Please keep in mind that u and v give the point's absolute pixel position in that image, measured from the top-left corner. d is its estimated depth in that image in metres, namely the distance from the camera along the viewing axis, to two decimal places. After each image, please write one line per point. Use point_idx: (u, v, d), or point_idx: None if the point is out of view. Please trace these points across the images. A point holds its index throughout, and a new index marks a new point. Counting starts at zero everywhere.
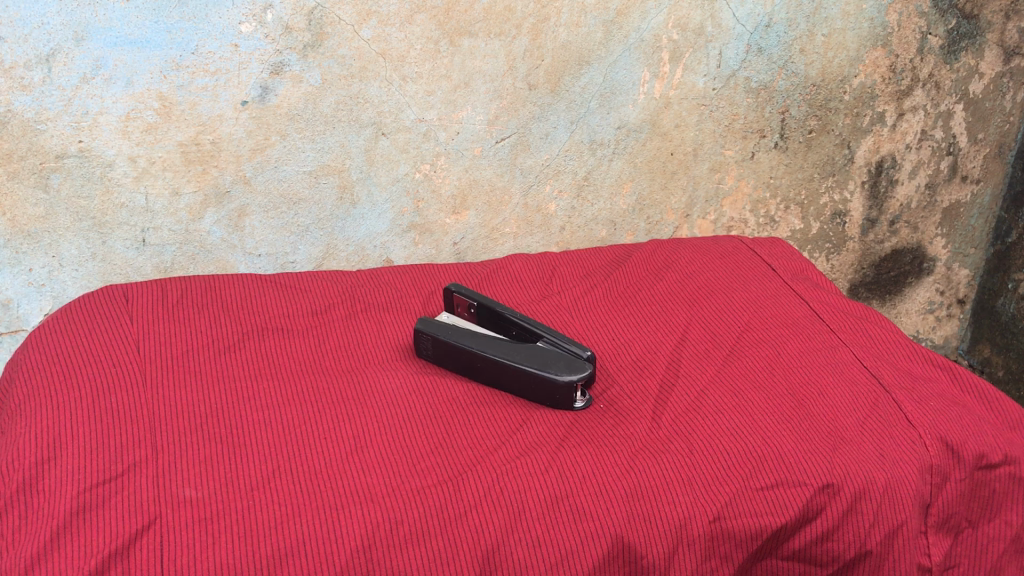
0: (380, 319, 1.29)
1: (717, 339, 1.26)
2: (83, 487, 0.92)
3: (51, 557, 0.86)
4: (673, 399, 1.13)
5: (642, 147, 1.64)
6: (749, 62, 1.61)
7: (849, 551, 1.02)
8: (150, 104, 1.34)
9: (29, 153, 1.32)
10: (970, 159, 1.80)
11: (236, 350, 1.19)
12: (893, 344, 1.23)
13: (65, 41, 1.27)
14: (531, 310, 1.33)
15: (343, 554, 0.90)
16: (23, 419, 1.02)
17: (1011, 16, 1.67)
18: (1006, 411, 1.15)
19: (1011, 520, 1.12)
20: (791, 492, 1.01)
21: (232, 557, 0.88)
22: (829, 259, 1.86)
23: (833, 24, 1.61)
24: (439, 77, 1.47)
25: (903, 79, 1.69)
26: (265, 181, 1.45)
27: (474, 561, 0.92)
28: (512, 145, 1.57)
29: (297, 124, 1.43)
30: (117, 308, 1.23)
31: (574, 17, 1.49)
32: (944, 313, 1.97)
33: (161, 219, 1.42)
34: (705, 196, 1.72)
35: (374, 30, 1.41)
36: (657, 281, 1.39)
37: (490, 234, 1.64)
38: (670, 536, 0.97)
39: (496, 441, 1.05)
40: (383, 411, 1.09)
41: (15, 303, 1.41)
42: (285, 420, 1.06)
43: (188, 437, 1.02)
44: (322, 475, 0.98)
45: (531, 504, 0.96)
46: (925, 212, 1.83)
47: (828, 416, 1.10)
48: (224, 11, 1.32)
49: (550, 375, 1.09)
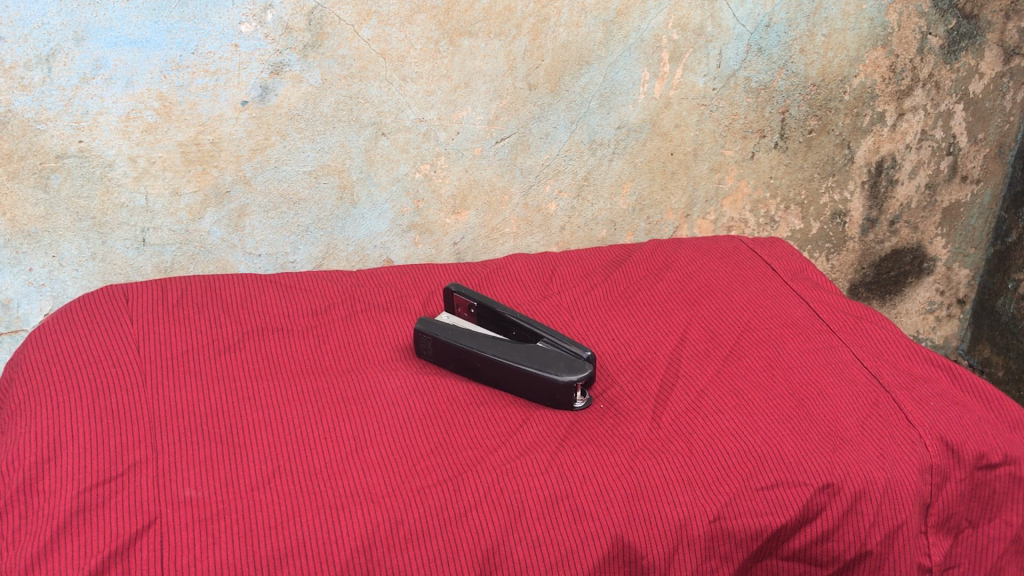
0: (380, 319, 1.29)
1: (718, 339, 1.26)
2: (83, 487, 0.92)
3: (51, 558, 0.86)
4: (673, 399, 1.13)
5: (642, 148, 1.64)
6: (749, 62, 1.61)
7: (849, 551, 1.02)
8: (150, 104, 1.34)
9: (30, 153, 1.31)
10: (970, 159, 1.80)
11: (236, 350, 1.19)
12: (893, 343, 1.23)
13: (65, 41, 1.27)
14: (531, 310, 1.33)
15: (343, 554, 0.90)
16: (23, 419, 1.02)
17: (1011, 16, 1.67)
18: (1006, 411, 1.15)
19: (1011, 520, 1.11)
20: (791, 492, 1.01)
21: (232, 557, 0.88)
22: (829, 259, 1.86)
23: (833, 24, 1.61)
24: (439, 76, 1.47)
25: (903, 79, 1.69)
26: (265, 181, 1.45)
27: (474, 561, 0.92)
28: (512, 145, 1.57)
29: (297, 124, 1.43)
30: (117, 308, 1.23)
31: (574, 17, 1.50)
32: (944, 313, 1.97)
33: (161, 219, 1.42)
34: (705, 196, 1.72)
35: (374, 30, 1.41)
36: (657, 281, 1.39)
37: (490, 234, 1.64)
38: (671, 536, 0.97)
39: (496, 441, 1.05)
40: (383, 411, 1.09)
41: (15, 303, 1.41)
42: (285, 420, 1.06)
43: (188, 437, 1.02)
44: (322, 476, 0.98)
45: (530, 504, 0.96)
46: (925, 212, 1.83)
47: (827, 416, 1.10)
48: (224, 11, 1.32)
49: (550, 375, 1.09)
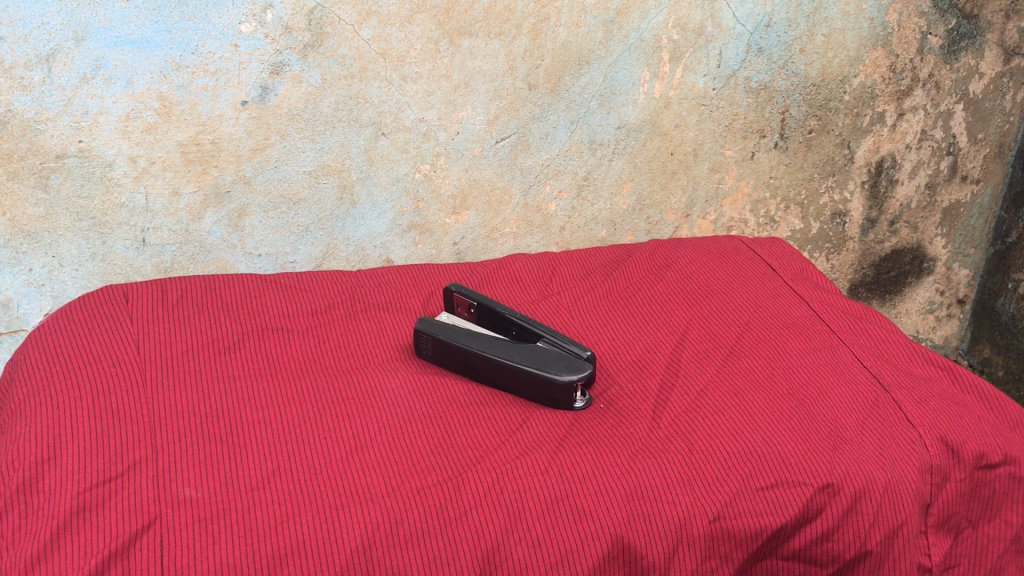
0: (380, 318, 1.29)
1: (718, 339, 1.25)
2: (83, 487, 0.92)
3: (51, 557, 0.86)
4: (673, 399, 1.13)
5: (642, 148, 1.64)
6: (749, 63, 1.61)
7: (849, 551, 1.02)
8: (150, 104, 1.34)
9: (29, 153, 1.31)
10: (970, 158, 1.80)
11: (236, 350, 1.19)
12: (893, 343, 1.23)
13: (65, 41, 1.27)
14: (530, 309, 1.33)
15: (343, 554, 0.90)
16: (24, 419, 1.02)
17: (1011, 16, 1.67)
18: (1006, 411, 1.15)
19: (1011, 520, 1.11)
20: (791, 492, 1.01)
21: (232, 557, 0.87)
22: (829, 259, 1.86)
23: (833, 24, 1.61)
24: (439, 76, 1.47)
25: (904, 79, 1.69)
26: (265, 181, 1.45)
27: (474, 561, 0.92)
28: (512, 145, 1.57)
29: (297, 124, 1.43)
30: (117, 308, 1.23)
31: (574, 17, 1.49)
32: (944, 313, 1.97)
33: (161, 219, 1.42)
34: (705, 196, 1.72)
35: (375, 30, 1.41)
36: (657, 281, 1.39)
37: (490, 234, 1.64)
38: (671, 536, 0.97)
39: (496, 441, 1.05)
40: (384, 411, 1.09)
41: (15, 303, 1.41)
42: (286, 420, 1.06)
43: (189, 437, 1.02)
44: (323, 476, 0.98)
45: (531, 504, 0.96)
46: (925, 212, 1.83)
47: (827, 416, 1.10)
48: (224, 11, 1.32)
49: (550, 375, 1.09)
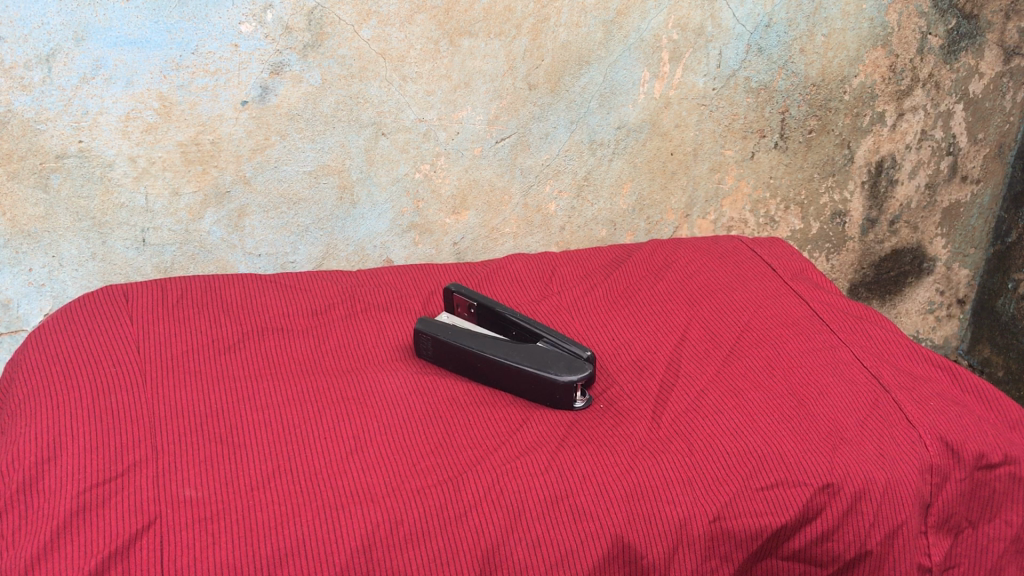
0: (380, 318, 1.29)
1: (718, 339, 1.25)
2: (83, 487, 0.92)
3: (51, 557, 0.86)
4: (673, 399, 1.13)
5: (642, 147, 1.64)
6: (749, 62, 1.61)
7: (849, 551, 1.02)
8: (150, 104, 1.34)
9: (29, 153, 1.31)
10: (970, 158, 1.80)
11: (236, 350, 1.19)
12: (893, 342, 1.23)
13: (65, 41, 1.27)
14: (530, 309, 1.33)
15: (343, 554, 0.90)
16: (25, 419, 1.02)
17: (1011, 16, 1.67)
18: (1005, 411, 1.15)
19: (1011, 520, 1.11)
20: (791, 492, 1.01)
21: (232, 557, 0.87)
22: (830, 259, 1.85)
23: (833, 24, 1.61)
24: (439, 77, 1.47)
25: (903, 79, 1.69)
26: (265, 181, 1.45)
27: (474, 561, 0.92)
28: (512, 145, 1.57)
29: (297, 124, 1.43)
30: (117, 308, 1.23)
31: (574, 17, 1.49)
32: (944, 313, 1.97)
33: (161, 219, 1.42)
34: (705, 196, 1.72)
35: (374, 30, 1.41)
36: (657, 281, 1.39)
37: (490, 233, 1.64)
38: (671, 536, 0.97)
39: (496, 441, 1.05)
40: (384, 411, 1.09)
41: (15, 303, 1.41)
42: (287, 420, 1.06)
43: (190, 437, 1.02)
44: (325, 476, 0.98)
45: (531, 504, 0.96)
46: (925, 212, 1.83)
47: (827, 416, 1.10)
48: (224, 11, 1.32)
49: (550, 375, 1.09)
